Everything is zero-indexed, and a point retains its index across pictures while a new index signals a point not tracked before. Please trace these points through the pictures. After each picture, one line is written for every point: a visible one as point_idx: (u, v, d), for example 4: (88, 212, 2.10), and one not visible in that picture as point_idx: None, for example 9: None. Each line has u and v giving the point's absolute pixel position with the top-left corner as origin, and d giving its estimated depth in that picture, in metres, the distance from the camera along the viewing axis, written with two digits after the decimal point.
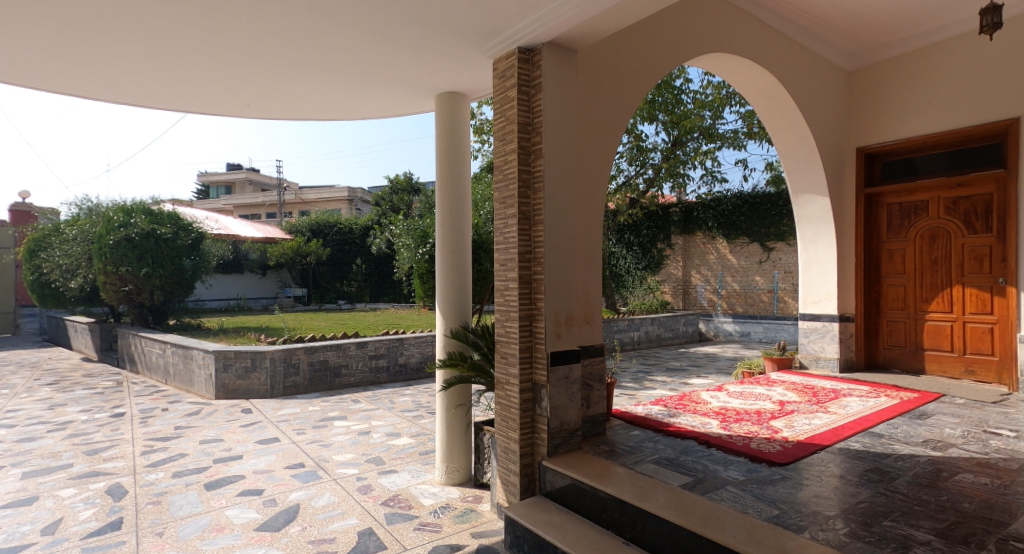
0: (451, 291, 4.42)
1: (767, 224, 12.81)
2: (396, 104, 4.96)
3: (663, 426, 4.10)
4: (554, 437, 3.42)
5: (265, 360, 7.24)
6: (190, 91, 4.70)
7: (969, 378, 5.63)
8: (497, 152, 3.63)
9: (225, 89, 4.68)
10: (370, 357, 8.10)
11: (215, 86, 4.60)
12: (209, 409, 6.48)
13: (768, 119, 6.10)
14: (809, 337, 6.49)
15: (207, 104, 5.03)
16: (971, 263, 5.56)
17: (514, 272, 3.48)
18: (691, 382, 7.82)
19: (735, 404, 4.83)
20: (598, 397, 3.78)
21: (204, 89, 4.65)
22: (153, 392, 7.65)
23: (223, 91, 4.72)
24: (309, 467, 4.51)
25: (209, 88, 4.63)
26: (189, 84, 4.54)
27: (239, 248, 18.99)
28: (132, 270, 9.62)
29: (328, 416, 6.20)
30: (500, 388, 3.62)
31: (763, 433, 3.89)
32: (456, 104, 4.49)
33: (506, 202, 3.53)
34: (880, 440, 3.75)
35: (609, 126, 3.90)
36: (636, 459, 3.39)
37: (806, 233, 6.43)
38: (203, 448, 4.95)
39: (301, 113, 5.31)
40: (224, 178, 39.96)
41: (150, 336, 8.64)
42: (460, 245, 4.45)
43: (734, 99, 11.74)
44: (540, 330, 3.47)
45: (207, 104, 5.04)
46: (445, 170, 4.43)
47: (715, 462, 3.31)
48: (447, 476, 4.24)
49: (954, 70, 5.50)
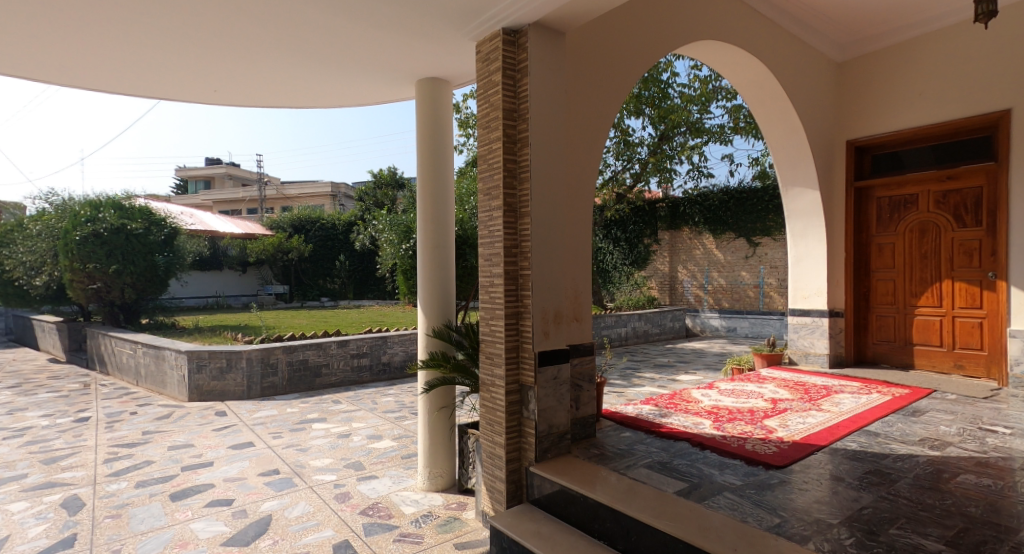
0: (434, 287, 4.22)
1: (753, 219, 12.76)
2: (375, 90, 4.72)
3: (654, 427, 3.94)
4: (542, 442, 3.25)
5: (241, 360, 6.96)
6: (152, 74, 4.40)
7: (959, 373, 5.58)
8: (482, 140, 3.45)
9: (190, 74, 4.40)
10: (352, 355, 7.86)
11: (180, 70, 4.31)
12: (181, 412, 6.20)
13: (758, 111, 5.98)
14: (799, 333, 6.42)
15: (171, 89, 4.73)
16: (961, 256, 5.50)
17: (499, 268, 3.30)
18: (679, 379, 7.71)
19: (727, 403, 4.70)
20: (589, 398, 3.62)
21: (168, 72, 4.35)
22: (122, 394, 7.33)
23: (188, 75, 4.42)
24: (285, 474, 4.29)
25: (172, 71, 4.34)
26: (151, 67, 4.25)
27: (217, 245, 18.53)
28: (101, 267, 9.25)
29: (307, 418, 5.96)
30: (485, 390, 3.44)
31: (758, 434, 3.76)
32: (438, 90, 4.27)
33: (492, 193, 3.35)
34: (877, 439, 3.64)
35: (599, 114, 3.72)
36: (629, 463, 3.23)
37: (796, 228, 6.36)
38: (172, 455, 4.69)
39: (273, 99, 5.03)
40: (202, 173, 39.14)
41: (119, 336, 8.30)
42: (443, 240, 4.24)
43: (720, 93, 11.72)
44: (527, 329, 3.28)
45: (170, 89, 4.73)
46: (427, 161, 4.22)
47: (711, 466, 3.16)
48: (430, 481, 4.04)
49: (946, 61, 5.42)
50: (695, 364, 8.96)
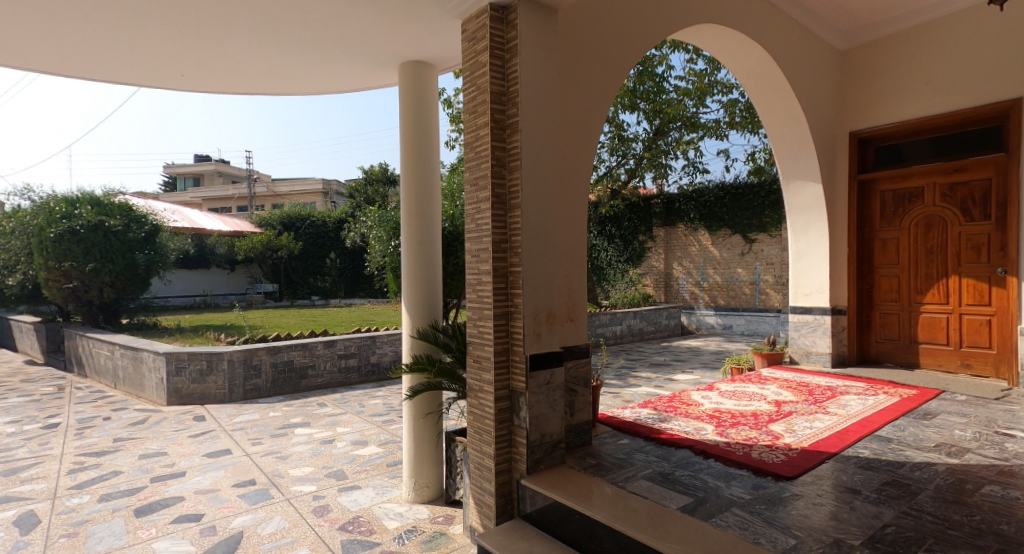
0: (419, 286, 3.97)
1: (749, 215, 12.55)
2: (357, 75, 4.44)
3: (653, 433, 3.70)
4: (534, 452, 3.01)
5: (222, 362, 6.68)
6: (112, 59, 4.07)
7: (966, 372, 5.40)
8: (468, 127, 3.20)
9: (152, 58, 4.08)
10: (339, 356, 7.59)
11: (142, 54, 4.00)
12: (158, 417, 5.92)
13: (758, 100, 5.75)
14: (800, 331, 6.22)
15: (134, 74, 4.38)
16: (968, 252, 5.30)
17: (487, 265, 3.05)
18: (676, 379, 7.50)
19: (730, 405, 4.47)
20: (583, 404, 3.39)
21: (131, 58, 4.05)
22: (97, 398, 7.02)
23: (152, 59, 4.10)
24: (261, 484, 4.03)
25: (134, 55, 4.02)
26: (110, 52, 3.95)
27: (205, 243, 18.16)
28: (78, 265, 8.93)
29: (290, 423, 5.70)
30: (473, 396, 3.20)
31: (764, 440, 3.53)
32: (422, 75, 4.00)
33: (479, 183, 3.11)
34: (890, 445, 3.42)
35: (594, 99, 3.48)
36: (627, 474, 2.99)
37: (797, 222, 6.15)
38: (142, 464, 4.42)
39: (245, 85, 4.70)
40: (191, 170, 38.63)
41: (97, 337, 8.00)
42: (429, 235, 3.99)
43: (716, 87, 11.53)
44: (518, 330, 3.04)
45: (133, 73, 4.38)
46: (410, 152, 3.97)
47: (716, 477, 2.92)
48: (415, 493, 3.79)
49: (953, 49, 5.22)
50: (692, 363, 8.77)
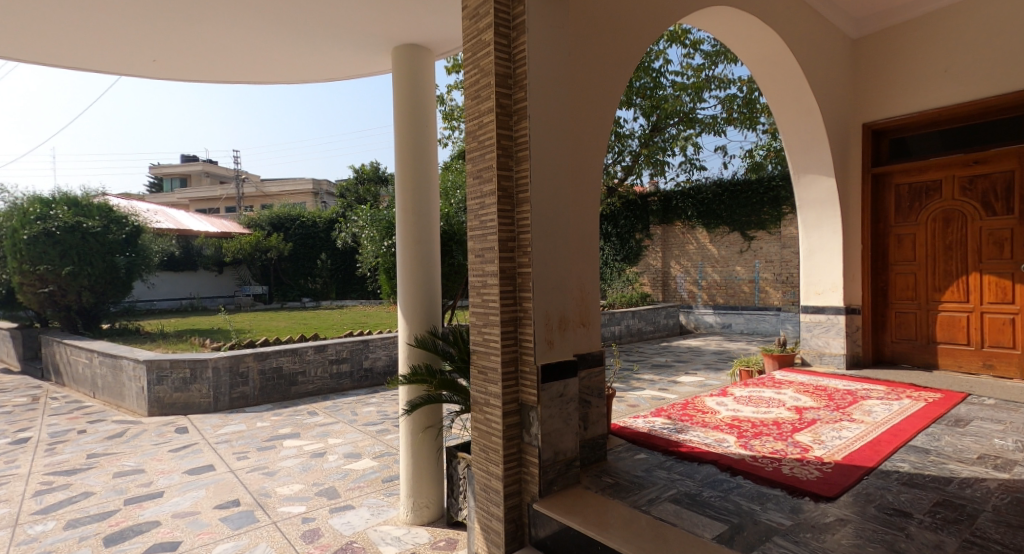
0: (416, 288, 3.67)
1: (747, 212, 12.25)
2: (347, 60, 4.10)
3: (672, 446, 3.42)
4: (548, 472, 2.71)
5: (206, 370, 6.33)
6: (74, 45, 3.67)
7: (988, 374, 5.17)
8: (470, 113, 2.90)
9: (119, 41, 3.66)
10: (330, 361, 7.26)
11: (108, 38, 3.60)
12: (137, 429, 5.58)
13: (769, 88, 5.49)
14: (813, 331, 5.97)
15: (100, 60, 3.97)
16: (990, 247, 5.08)
17: (494, 265, 2.75)
18: (681, 381, 7.24)
19: (748, 413, 4.20)
20: (598, 416, 3.10)
21: (95, 43, 3.65)
22: (74, 409, 6.65)
23: (117, 42, 3.68)
24: (245, 505, 3.71)
25: (98, 39, 3.60)
26: (69, 37, 3.53)
27: (191, 244, 17.70)
28: (53, 269, 8.54)
29: (278, 434, 5.38)
30: (478, 410, 2.90)
31: (792, 453, 3.26)
32: (418, 58, 3.66)
33: (483, 175, 2.81)
34: (929, 457, 3.15)
35: (606, 83, 3.18)
36: (650, 496, 2.70)
37: (808, 218, 5.91)
38: (116, 484, 4.07)
39: (226, 71, 4.31)
40: (178, 170, 37.98)
41: (74, 344, 7.62)
42: (427, 233, 3.69)
43: (714, 82, 11.34)
44: (528, 337, 2.74)
45: (99, 60, 3.98)
46: (405, 143, 3.65)
47: (750, 498, 2.64)
48: (414, 514, 3.50)
49: (971, 35, 4.99)
50: (695, 364, 8.51)
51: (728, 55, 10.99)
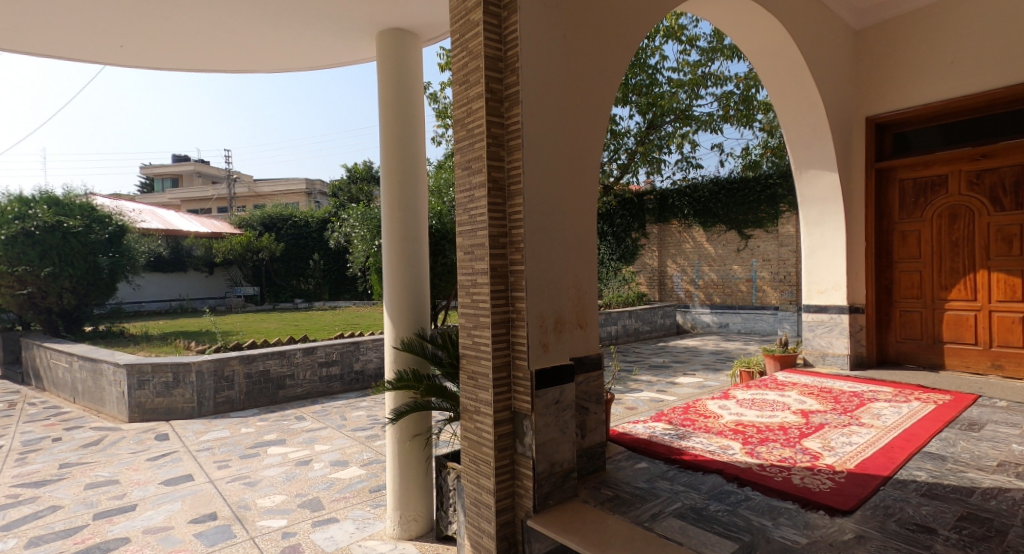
0: (404, 287, 3.47)
1: (744, 210, 12.09)
2: (330, 46, 3.83)
3: (674, 454, 3.24)
4: (543, 485, 2.52)
5: (190, 374, 6.11)
6: (29, 28, 3.34)
7: (997, 374, 5.01)
8: (459, 101, 2.70)
9: (79, 25, 3.34)
10: (320, 364, 7.03)
11: (66, 21, 3.29)
12: (115, 436, 5.35)
13: (771, 80, 5.32)
14: (815, 331, 5.80)
15: (61, 46, 3.64)
16: (998, 244, 4.91)
17: (484, 263, 2.55)
18: (680, 382, 7.07)
19: (751, 417, 4.03)
20: (596, 423, 2.91)
21: (53, 26, 3.34)
22: (51, 416, 6.41)
23: (77, 25, 3.34)
24: (223, 519, 3.49)
25: (54, 21, 3.27)
26: (23, 19, 3.22)
27: (181, 244, 17.40)
28: (33, 270, 8.29)
29: (262, 441, 5.16)
30: (468, 418, 2.70)
31: (801, 461, 3.08)
32: (404, 44, 3.45)
33: (472, 166, 2.62)
34: (947, 465, 2.97)
35: (605, 69, 2.97)
36: (653, 511, 2.51)
37: (810, 214, 5.75)
38: (86, 497, 3.85)
39: (201, 60, 3.99)
40: (169, 169, 37.64)
41: (54, 347, 7.37)
42: (415, 230, 3.49)
43: (710, 79, 11.19)
44: (521, 340, 2.54)
45: (60, 46, 3.63)
46: (391, 135, 3.45)
47: (760, 513, 2.46)
48: (401, 528, 3.31)
49: (979, 24, 4.82)
50: (693, 364, 8.33)
51: (724, 52, 10.82)
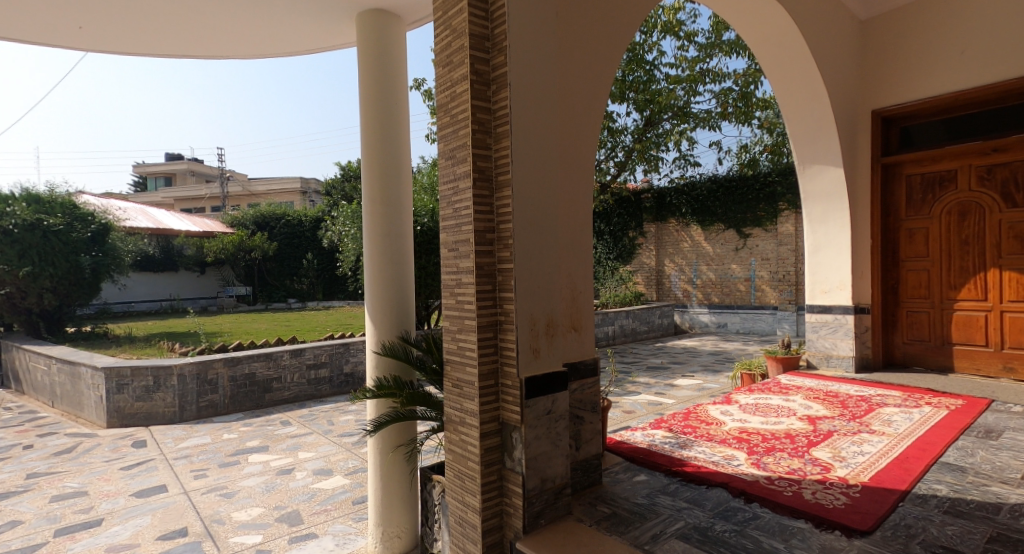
0: (387, 287, 3.25)
1: (742, 208, 11.86)
2: (309, 29, 3.60)
3: (675, 465, 3.03)
4: (533, 503, 2.31)
5: (170, 377, 5.87)
6: None
7: (1008, 377, 4.82)
8: (442, 84, 2.48)
9: (33, 5, 3.08)
10: (308, 367, 6.79)
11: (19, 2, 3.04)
12: (90, 443, 5.12)
13: (774, 70, 5.14)
14: (819, 332, 5.61)
15: (16, 28, 3.36)
16: (1011, 242, 4.71)
17: (469, 262, 2.33)
18: (679, 384, 6.86)
19: (756, 423, 3.82)
20: (591, 434, 2.70)
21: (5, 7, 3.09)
22: (28, 421, 6.18)
23: (30, 5, 3.08)
24: (193, 536, 3.27)
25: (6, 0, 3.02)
26: None
27: (171, 244, 17.15)
28: (11, 269, 8.05)
29: (244, 448, 4.92)
30: (453, 430, 2.49)
31: (811, 473, 2.88)
32: (386, 26, 3.23)
33: (457, 155, 2.41)
34: (968, 478, 2.77)
35: (604, 51, 2.74)
36: (653, 531, 2.29)
37: (813, 211, 5.56)
38: (50, 511, 3.63)
39: (171, 43, 3.74)
40: (162, 169, 37.45)
41: (32, 350, 7.12)
42: (399, 225, 3.28)
43: (708, 75, 10.97)
44: (510, 346, 2.33)
45: (14, 28, 3.35)
46: (372, 124, 3.23)
47: (771, 533, 2.25)
48: (382, 544, 3.12)
49: (989, 12, 4.62)
50: (693, 366, 8.13)
51: (724, 47, 10.60)
